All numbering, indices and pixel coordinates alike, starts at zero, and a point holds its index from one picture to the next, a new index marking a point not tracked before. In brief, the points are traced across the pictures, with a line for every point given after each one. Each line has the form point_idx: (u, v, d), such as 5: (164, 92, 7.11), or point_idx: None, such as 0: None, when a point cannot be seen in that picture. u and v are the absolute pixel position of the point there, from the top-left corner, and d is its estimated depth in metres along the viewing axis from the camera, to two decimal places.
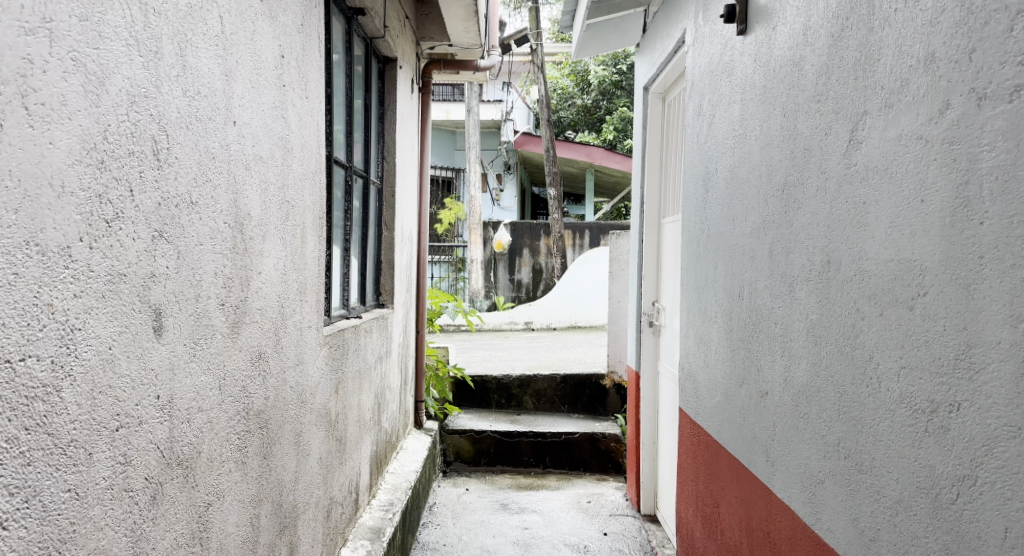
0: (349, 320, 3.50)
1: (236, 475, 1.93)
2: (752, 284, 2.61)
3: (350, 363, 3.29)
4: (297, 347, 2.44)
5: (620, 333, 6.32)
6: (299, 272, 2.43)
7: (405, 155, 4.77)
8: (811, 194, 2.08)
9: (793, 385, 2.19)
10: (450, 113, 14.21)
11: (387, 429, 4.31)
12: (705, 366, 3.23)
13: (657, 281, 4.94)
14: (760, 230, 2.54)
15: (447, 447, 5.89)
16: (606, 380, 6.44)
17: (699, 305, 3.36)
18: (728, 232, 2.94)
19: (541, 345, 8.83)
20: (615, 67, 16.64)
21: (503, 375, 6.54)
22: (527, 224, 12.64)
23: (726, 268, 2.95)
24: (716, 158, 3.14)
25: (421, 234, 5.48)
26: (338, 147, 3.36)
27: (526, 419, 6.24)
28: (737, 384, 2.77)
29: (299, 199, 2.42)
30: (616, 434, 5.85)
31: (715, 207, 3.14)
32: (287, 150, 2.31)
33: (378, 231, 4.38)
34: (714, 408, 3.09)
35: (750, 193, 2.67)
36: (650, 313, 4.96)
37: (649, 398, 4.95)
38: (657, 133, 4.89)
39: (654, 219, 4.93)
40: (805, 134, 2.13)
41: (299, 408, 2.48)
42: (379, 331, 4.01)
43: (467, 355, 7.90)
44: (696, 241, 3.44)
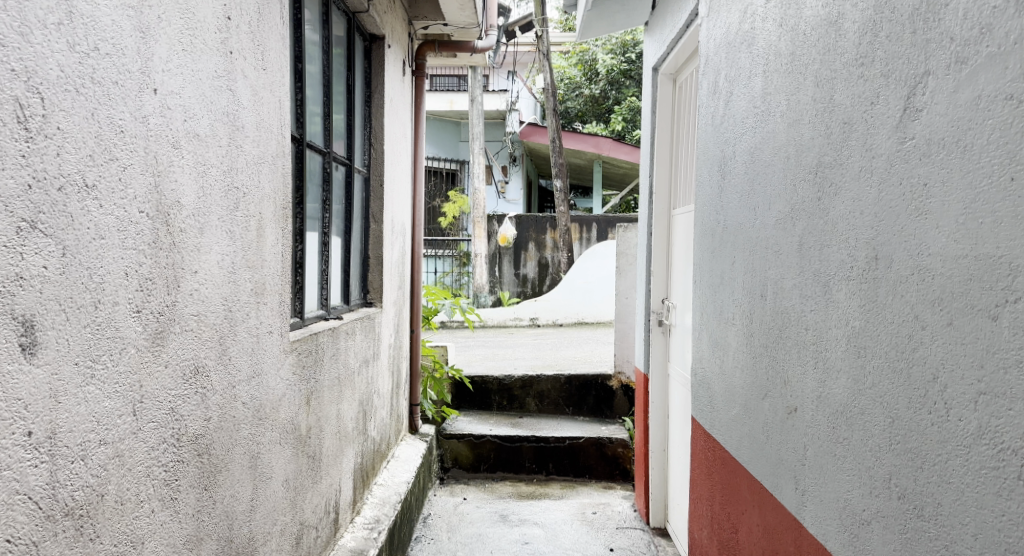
0: (328, 322, 3.18)
1: (163, 516, 1.62)
2: (777, 283, 2.28)
3: (327, 370, 2.98)
4: (252, 357, 2.12)
5: (628, 332, 5.99)
6: (254, 271, 2.12)
7: (396, 142, 4.45)
8: (851, 177, 1.76)
9: (829, 404, 1.86)
10: (455, 104, 13.86)
11: (376, 438, 4.00)
12: (721, 374, 2.90)
13: (668, 277, 4.62)
14: (786, 222, 2.21)
15: (444, 452, 5.57)
16: (613, 380, 6.10)
17: (714, 305, 3.03)
18: (748, 223, 2.61)
19: (545, 342, 8.51)
20: (624, 55, 16.28)
21: (505, 376, 6.22)
22: (532, 216, 12.21)
23: (746, 264, 2.61)
24: (734, 139, 2.81)
25: (415, 228, 5.16)
26: (314, 130, 3.04)
27: (528, 422, 5.92)
28: (759, 397, 2.44)
29: (253, 186, 2.10)
30: (623, 439, 5.51)
31: (732, 195, 2.81)
32: (237, 128, 1.99)
33: (365, 224, 4.06)
34: (731, 422, 2.77)
35: (774, 178, 2.34)
36: (660, 312, 4.63)
37: (660, 403, 4.63)
38: (667, 119, 4.55)
39: (664, 211, 4.60)
40: (844, 105, 1.80)
41: (256, 427, 2.17)
42: (364, 333, 3.69)
43: (468, 353, 7.57)
44: (710, 234, 3.10)
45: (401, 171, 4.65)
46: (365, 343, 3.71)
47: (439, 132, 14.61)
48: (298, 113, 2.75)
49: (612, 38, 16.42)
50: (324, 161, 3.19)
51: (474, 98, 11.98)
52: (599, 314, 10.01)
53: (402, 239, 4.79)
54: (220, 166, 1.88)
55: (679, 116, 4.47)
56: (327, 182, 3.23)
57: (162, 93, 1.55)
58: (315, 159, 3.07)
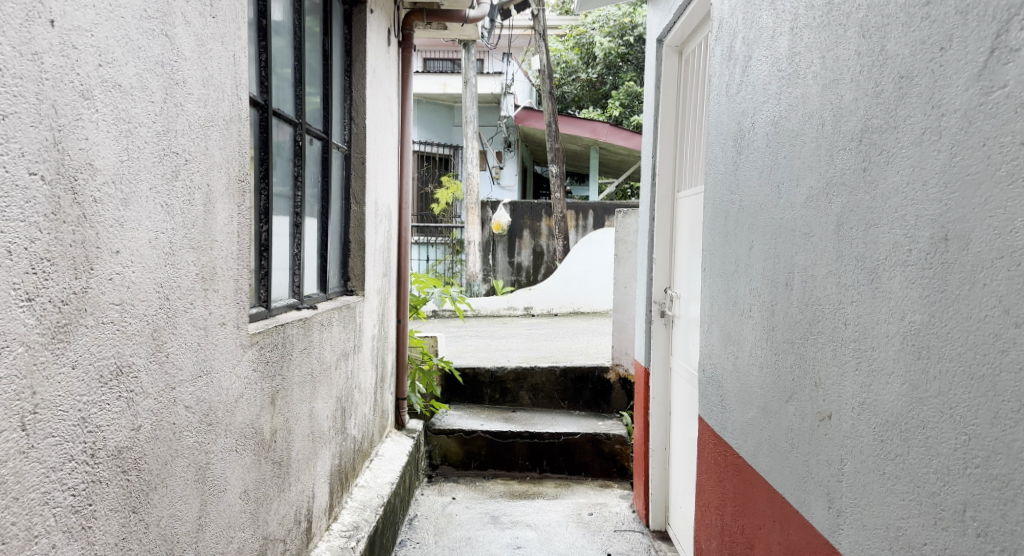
0: (300, 312, 2.89)
1: (73, 549, 1.33)
2: (807, 269, 1.99)
3: (298, 364, 2.68)
4: (197, 354, 1.83)
5: (626, 324, 5.70)
6: (198, 252, 1.82)
7: (379, 117, 4.15)
8: (909, 141, 1.47)
9: (877, 413, 1.57)
10: (448, 86, 13.51)
11: (357, 436, 3.71)
12: (734, 372, 2.61)
13: (671, 266, 4.32)
14: (819, 199, 1.92)
15: (432, 449, 5.26)
16: (611, 373, 5.82)
17: (726, 295, 2.74)
18: (769, 201, 2.32)
19: (539, 333, 8.23)
20: (621, 38, 15.97)
21: (498, 368, 5.93)
22: (527, 203, 11.92)
23: (766, 249, 2.33)
24: (753, 109, 2.52)
25: (402, 211, 4.86)
26: (282, 98, 2.74)
27: (521, 417, 5.63)
28: (782, 399, 2.14)
29: (197, 154, 1.81)
30: (621, 435, 5.22)
31: (749, 172, 2.53)
32: (177, 82, 1.69)
33: (345, 205, 3.77)
34: (745, 425, 2.48)
35: (803, 148, 2.05)
36: (663, 302, 4.34)
37: (661, 399, 4.34)
38: (672, 96, 4.25)
39: (668, 194, 4.31)
40: (901, 56, 1.52)
41: (205, 433, 1.88)
42: (343, 323, 3.39)
43: (459, 344, 7.28)
44: (722, 215, 2.82)
45: (386, 149, 4.35)
46: (344, 334, 3.41)
47: (432, 116, 14.27)
48: (263, 76, 2.47)
49: (610, 21, 16.10)
50: (295, 133, 2.90)
51: (468, 80, 11.66)
52: (594, 303, 9.81)
53: (388, 223, 4.50)
54: (152, 126, 1.59)
55: (685, 93, 4.17)
56: (299, 156, 2.93)
57: (65, 26, 1.26)
58: (285, 130, 2.78)
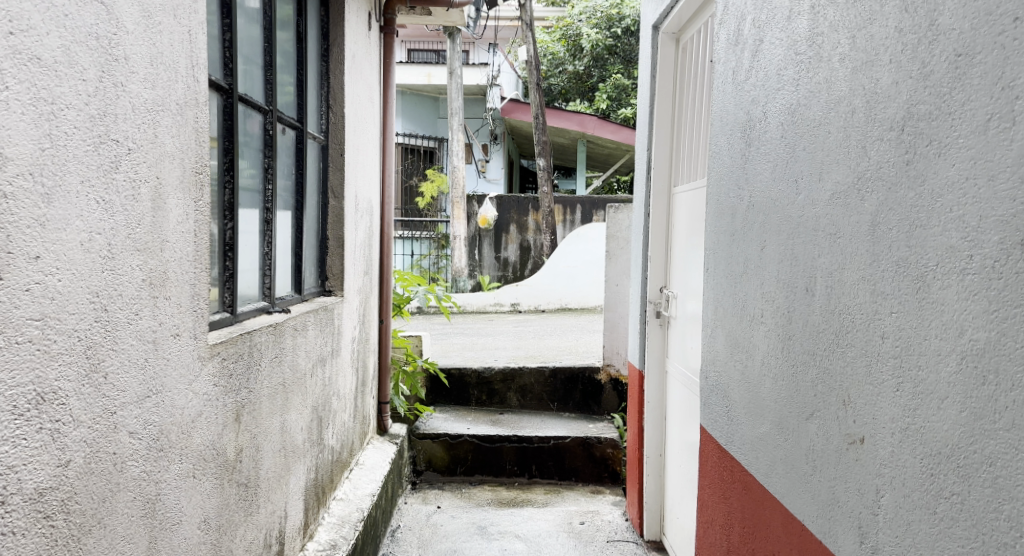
0: (270, 316, 2.67)
1: None
2: (833, 274, 1.79)
3: (267, 374, 2.46)
4: (145, 371, 1.61)
5: (617, 322, 5.49)
6: (145, 254, 1.60)
7: (360, 106, 3.93)
8: (969, 129, 1.27)
9: (925, 443, 1.36)
10: (432, 77, 13.25)
11: (334, 446, 3.49)
12: (741, 383, 2.41)
13: (667, 263, 4.12)
14: (847, 195, 1.72)
15: (417, 454, 5.04)
16: (602, 373, 5.61)
17: (733, 298, 2.54)
18: (784, 197, 2.12)
19: (526, 330, 8.02)
20: (609, 30, 15.76)
21: (485, 368, 5.72)
22: (513, 197, 11.70)
23: (781, 250, 2.12)
24: (765, 97, 2.32)
25: (384, 205, 4.63)
26: (248, 82, 2.51)
27: (509, 420, 5.42)
28: (801, 417, 1.94)
29: (142, 141, 1.59)
30: (613, 438, 5.00)
31: (760, 165, 2.32)
32: (119, 58, 1.47)
33: (322, 199, 3.55)
34: (755, 442, 2.28)
35: (827, 139, 1.84)
36: (658, 302, 4.14)
37: (656, 403, 4.14)
38: (669, 85, 4.05)
39: (664, 188, 4.11)
40: (958, 30, 1.31)
41: (154, 459, 1.65)
42: (320, 326, 3.16)
43: (445, 343, 7.06)
44: (728, 212, 2.62)
45: (367, 140, 4.13)
46: (321, 339, 3.19)
47: (417, 108, 14.02)
48: (228, 59, 2.30)
49: (597, 13, 15.88)
50: (266, 120, 2.68)
51: (454, 71, 11.41)
52: (584, 299, 9.56)
53: (369, 217, 4.28)
54: (86, 108, 1.36)
55: (683, 81, 3.97)
56: (270, 146, 2.72)
57: None
58: (254, 117, 2.58)
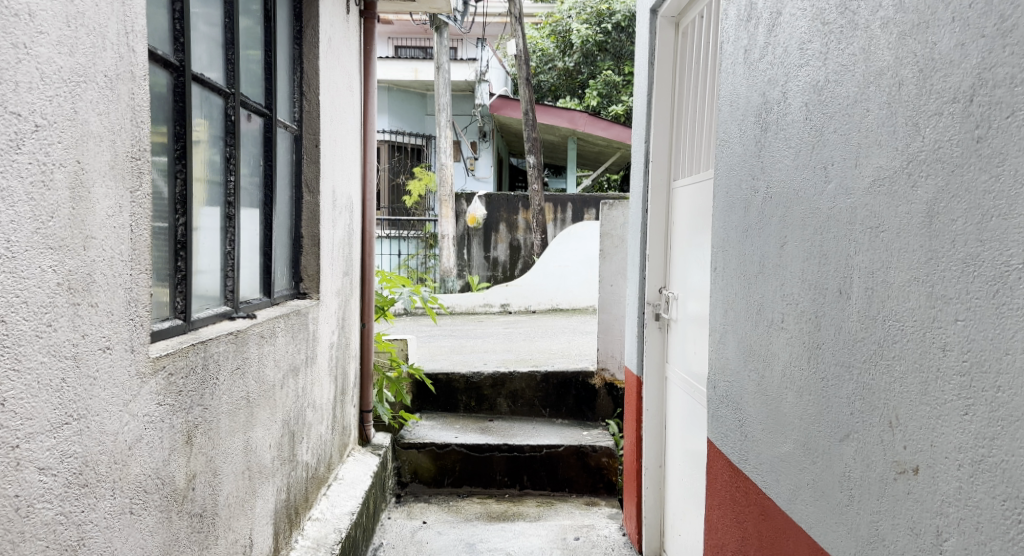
0: (231, 322, 2.41)
1: None
2: (875, 273, 1.53)
3: (227, 388, 2.19)
4: (63, 394, 1.35)
5: (611, 324, 5.24)
6: (63, 252, 1.34)
7: (337, 95, 3.68)
8: None
9: (1011, 480, 1.12)
10: (419, 73, 12.96)
11: (309, 461, 3.22)
12: (757, 396, 2.16)
13: (666, 262, 3.87)
14: (893, 180, 1.47)
15: (401, 465, 4.76)
16: (596, 378, 5.36)
17: (747, 300, 2.29)
18: (808, 185, 1.87)
19: (517, 332, 7.77)
20: (599, 26, 15.53)
21: (474, 373, 5.45)
22: (503, 195, 11.43)
23: (805, 245, 1.88)
24: (783, 75, 2.07)
25: (365, 202, 4.37)
26: (202, 60, 2.26)
27: (499, 427, 5.16)
28: (833, 439, 1.69)
29: (56, 117, 1.33)
30: (608, 447, 4.76)
31: (778, 152, 2.08)
32: (17, 14, 1.22)
33: (295, 194, 3.30)
34: (775, 462, 2.03)
35: (865, 116, 1.60)
36: (657, 303, 3.89)
37: (655, 412, 3.89)
38: (668, 72, 3.81)
39: (664, 182, 3.87)
40: None
41: (77, 497, 1.40)
42: (292, 333, 2.89)
43: (432, 346, 6.79)
44: (739, 204, 2.37)
45: (346, 131, 3.87)
46: (293, 347, 2.92)
47: (404, 105, 13.73)
48: (177, 32, 2.05)
49: (587, 8, 15.64)
50: (225, 105, 2.45)
51: (441, 65, 11.14)
52: (575, 299, 9.29)
53: (349, 214, 4.02)
54: None
55: (682, 67, 3.74)
56: (231, 133, 2.49)
57: None
58: (210, 100, 2.34)
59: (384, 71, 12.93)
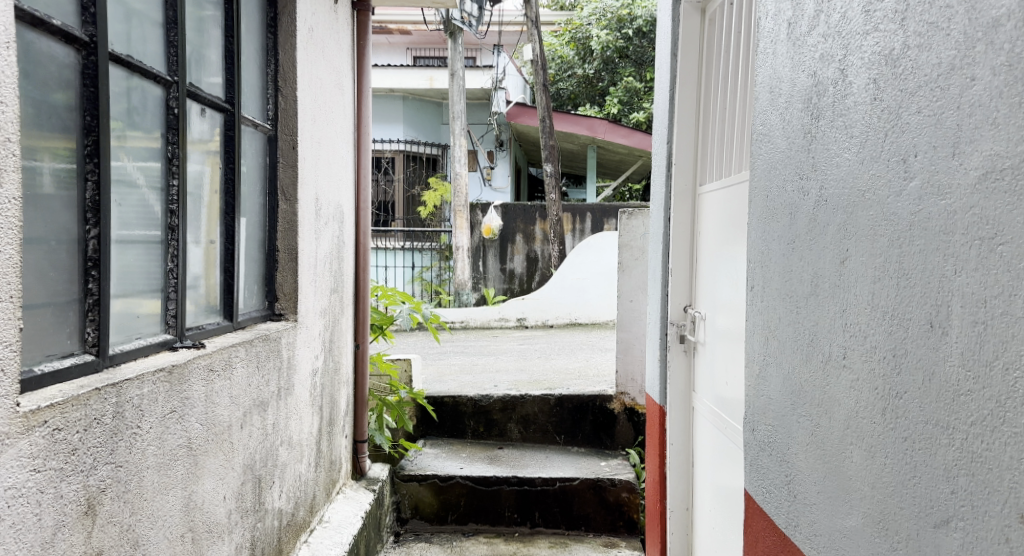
0: (171, 354, 2.02)
1: None
2: (988, 303, 1.11)
3: (155, 438, 1.80)
4: None
5: (632, 343, 4.82)
6: None
7: (322, 92, 3.30)
8: None
9: None
10: (434, 81, 12.55)
11: (284, 506, 2.82)
12: (809, 448, 1.74)
13: (691, 277, 3.44)
14: (1019, 171, 1.05)
15: (401, 499, 4.36)
16: (615, 402, 4.93)
17: (794, 329, 1.86)
18: (879, 184, 1.45)
19: (532, 349, 7.35)
20: (620, 31, 15.11)
21: (482, 396, 5.02)
22: (519, 205, 11.03)
23: (875, 261, 1.45)
24: (840, 48, 1.65)
25: (359, 212, 3.99)
26: (127, 40, 1.88)
27: (509, 456, 4.74)
28: (922, 525, 1.26)
29: None
30: (629, 481, 4.31)
31: (834, 146, 1.66)
32: None
33: (269, 202, 2.92)
34: (835, 536, 1.60)
35: (967, 87, 1.18)
36: (681, 324, 3.45)
37: (681, 446, 3.46)
38: (693, 63, 3.40)
39: (688, 187, 3.45)
40: None
41: None
42: (256, 363, 2.50)
43: (441, 365, 6.39)
44: (784, 209, 1.94)
45: (334, 133, 3.49)
46: (259, 378, 2.53)
47: (420, 114, 13.37)
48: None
49: (607, 13, 15.22)
50: (166, 96, 2.08)
51: (455, 71, 10.78)
52: (595, 314, 8.85)
53: (339, 225, 3.64)
54: None
55: (708, 57, 3.33)
56: (174, 129, 2.11)
57: None
58: (143, 88, 1.97)
59: (398, 80, 12.59)
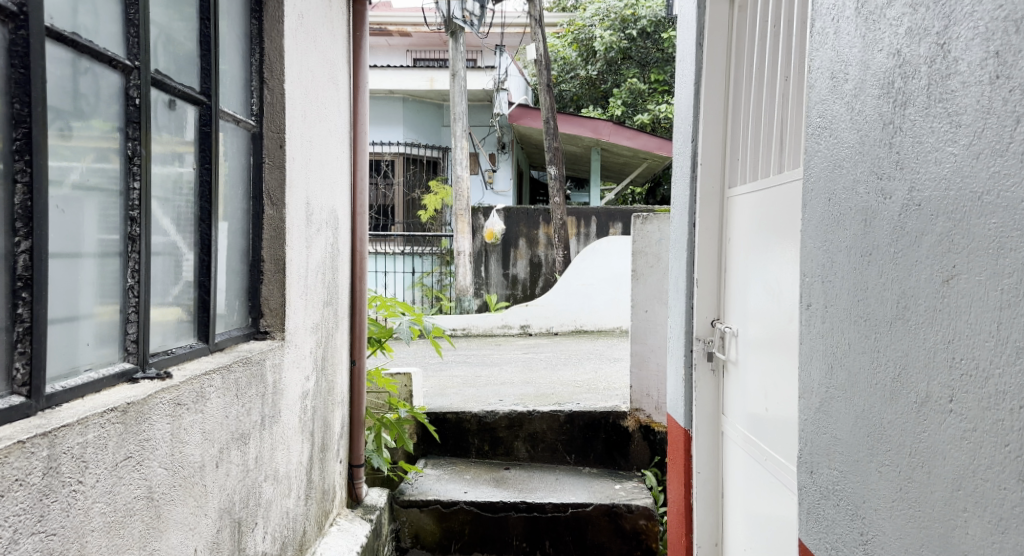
0: (128, 388, 1.71)
1: None
2: None
3: (103, 493, 1.49)
4: None
5: (646, 356, 4.52)
6: None
7: (313, 87, 2.99)
8: None
9: None
10: (435, 81, 12.28)
11: (269, 548, 2.51)
12: (901, 507, 1.43)
13: (720, 288, 3.13)
14: None
15: (401, 527, 4.05)
16: (629, 419, 4.61)
17: (873, 359, 1.55)
18: (1011, 184, 1.14)
19: (537, 358, 7.03)
20: (624, 31, 14.80)
21: (486, 413, 4.71)
22: (522, 209, 10.72)
23: (1006, 283, 1.14)
24: (937, 18, 1.34)
25: (356, 217, 3.69)
26: (71, 14, 1.57)
27: (517, 478, 4.43)
28: None
29: None
30: (647, 507, 4.00)
31: (934, 138, 1.35)
32: None
33: (252, 206, 2.61)
34: None
35: None
36: (709, 339, 3.14)
37: (710, 475, 3.15)
38: (721, 54, 3.09)
39: (716, 189, 3.14)
40: None
41: None
42: (235, 391, 2.19)
43: (442, 378, 6.08)
44: (857, 216, 1.63)
45: (327, 131, 3.18)
46: (239, 408, 2.22)
47: (419, 116, 13.05)
48: None
49: (610, 14, 14.91)
50: (125, 83, 1.76)
51: (455, 71, 10.48)
52: (601, 321, 8.56)
53: (333, 231, 3.33)
54: None
55: (739, 46, 3.02)
56: (134, 122, 1.79)
57: None
58: (94, 73, 1.65)
59: (397, 80, 12.27)
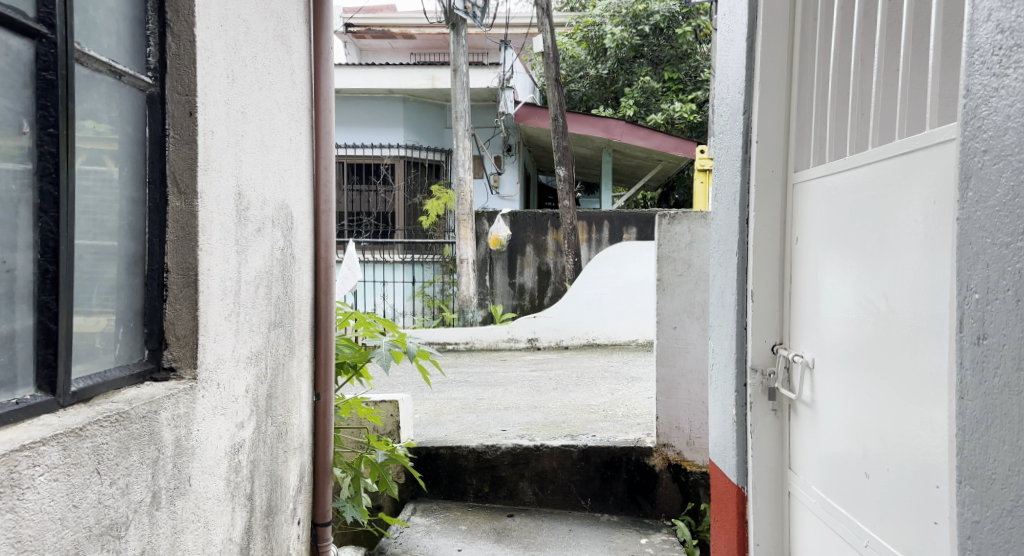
0: None
1: None
2: None
3: None
4: None
5: (675, 383, 3.80)
6: None
7: (247, 44, 2.27)
8: None
9: None
10: (438, 80, 11.57)
11: None
12: None
13: (783, 303, 2.40)
14: None
15: None
16: (656, 457, 3.87)
17: None
18: None
19: (546, 377, 6.30)
20: (636, 28, 14.07)
21: (486, 448, 3.97)
22: (529, 213, 10.03)
23: None
24: None
25: (321, 216, 2.99)
26: None
27: (522, 528, 3.70)
28: None
29: None
30: None
31: None
32: None
33: (149, 198, 1.89)
34: None
35: None
36: (769, 371, 2.40)
37: (772, 549, 2.40)
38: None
39: (777, 173, 2.41)
40: None
41: None
42: (92, 465, 1.47)
43: (440, 402, 5.35)
44: None
45: (273, 103, 2.48)
46: (101, 491, 1.51)
47: (421, 116, 12.32)
48: None
49: (622, 10, 14.20)
50: None
51: (456, 67, 9.74)
52: (613, 334, 7.80)
53: (284, 230, 2.62)
54: None
55: None
56: None
57: None
58: None
59: (397, 79, 11.54)
